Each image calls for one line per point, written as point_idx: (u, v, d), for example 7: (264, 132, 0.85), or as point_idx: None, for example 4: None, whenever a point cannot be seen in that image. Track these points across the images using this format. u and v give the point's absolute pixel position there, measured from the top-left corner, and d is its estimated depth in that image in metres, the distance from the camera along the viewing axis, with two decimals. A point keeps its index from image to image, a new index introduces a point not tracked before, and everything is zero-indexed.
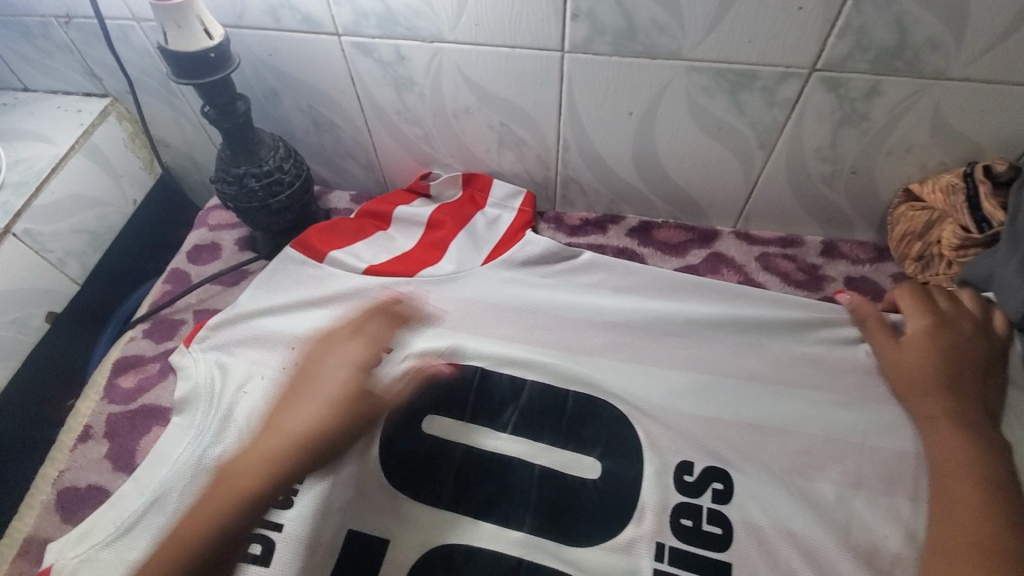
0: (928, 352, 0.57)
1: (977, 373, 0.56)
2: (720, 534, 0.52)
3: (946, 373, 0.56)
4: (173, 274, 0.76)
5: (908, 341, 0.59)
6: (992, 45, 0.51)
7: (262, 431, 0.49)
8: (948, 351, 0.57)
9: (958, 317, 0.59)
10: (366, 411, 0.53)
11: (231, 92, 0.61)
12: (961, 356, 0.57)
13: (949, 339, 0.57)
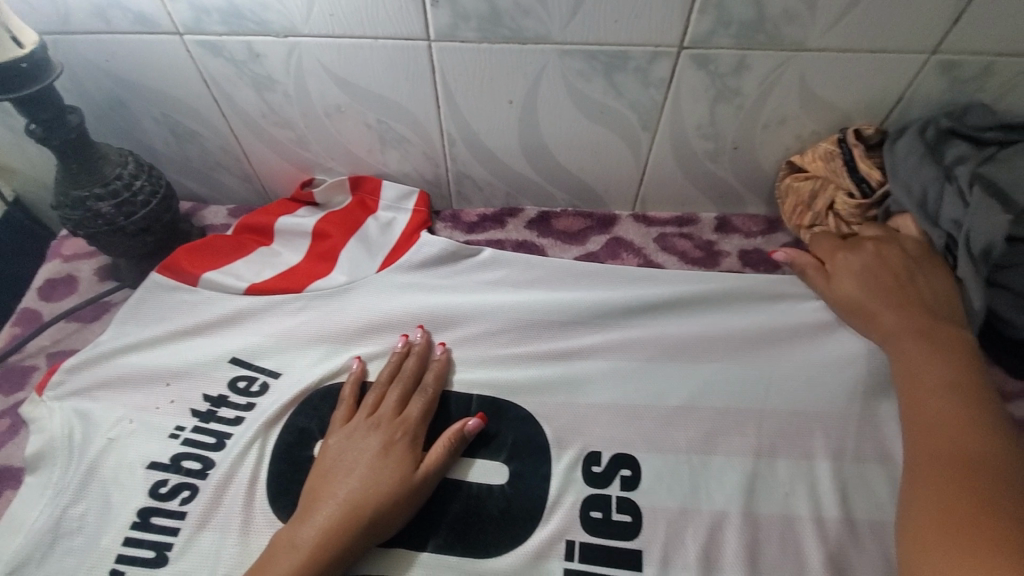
0: (864, 277, 0.59)
1: (918, 282, 0.57)
2: (630, 522, 0.51)
3: (885, 293, 0.58)
4: (23, 314, 0.68)
5: (841, 269, 0.61)
6: (842, 15, 0.52)
7: (276, 548, 0.47)
8: (881, 268, 0.59)
9: (881, 236, 0.61)
10: (392, 498, 0.50)
11: (57, 104, 0.55)
12: (898, 271, 0.58)
13: (869, 258, 0.60)
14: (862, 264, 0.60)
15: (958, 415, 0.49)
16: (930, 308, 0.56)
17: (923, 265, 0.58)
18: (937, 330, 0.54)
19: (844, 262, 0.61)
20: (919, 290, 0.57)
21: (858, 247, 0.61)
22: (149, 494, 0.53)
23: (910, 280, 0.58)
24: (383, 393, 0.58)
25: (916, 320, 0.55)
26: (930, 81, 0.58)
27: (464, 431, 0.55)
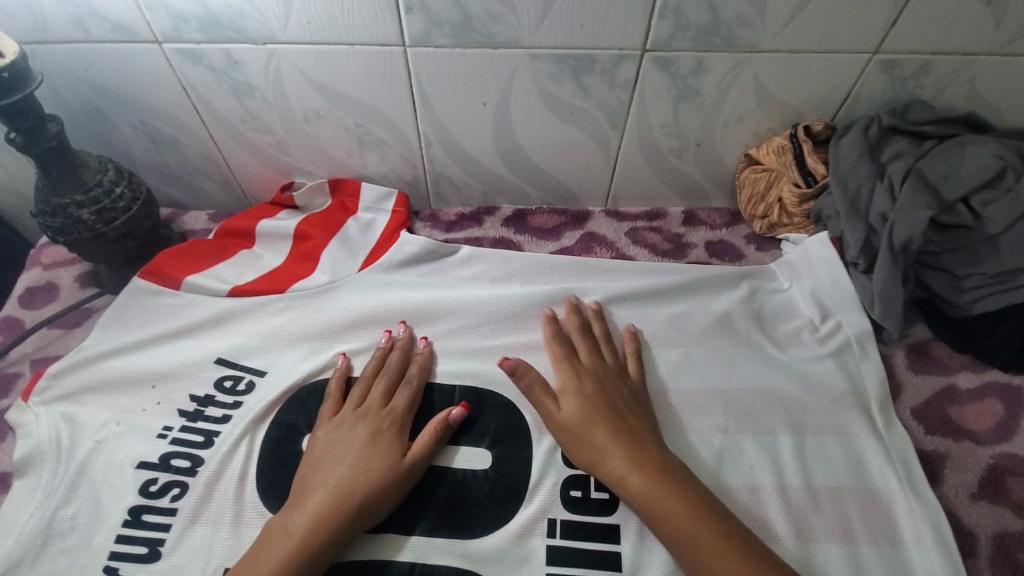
0: (591, 408, 0.55)
1: (631, 400, 0.57)
2: (608, 499, 0.54)
3: (615, 426, 0.54)
4: (3, 322, 0.67)
5: (571, 412, 0.56)
6: (790, 19, 0.56)
7: (267, 533, 0.49)
8: (600, 402, 0.56)
9: (592, 373, 0.59)
10: (379, 485, 0.52)
11: (38, 113, 0.55)
12: (614, 396, 0.57)
13: (596, 392, 0.57)
14: (598, 396, 0.56)
15: (683, 492, 0.49)
16: (646, 425, 0.55)
17: (623, 392, 0.57)
18: (647, 432, 0.54)
19: (567, 402, 0.57)
20: (637, 414, 0.56)
21: (586, 375, 0.59)
22: (139, 493, 0.54)
23: (628, 407, 0.56)
24: (369, 386, 0.60)
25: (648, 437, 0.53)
26: (873, 79, 0.63)
27: (449, 419, 0.57)
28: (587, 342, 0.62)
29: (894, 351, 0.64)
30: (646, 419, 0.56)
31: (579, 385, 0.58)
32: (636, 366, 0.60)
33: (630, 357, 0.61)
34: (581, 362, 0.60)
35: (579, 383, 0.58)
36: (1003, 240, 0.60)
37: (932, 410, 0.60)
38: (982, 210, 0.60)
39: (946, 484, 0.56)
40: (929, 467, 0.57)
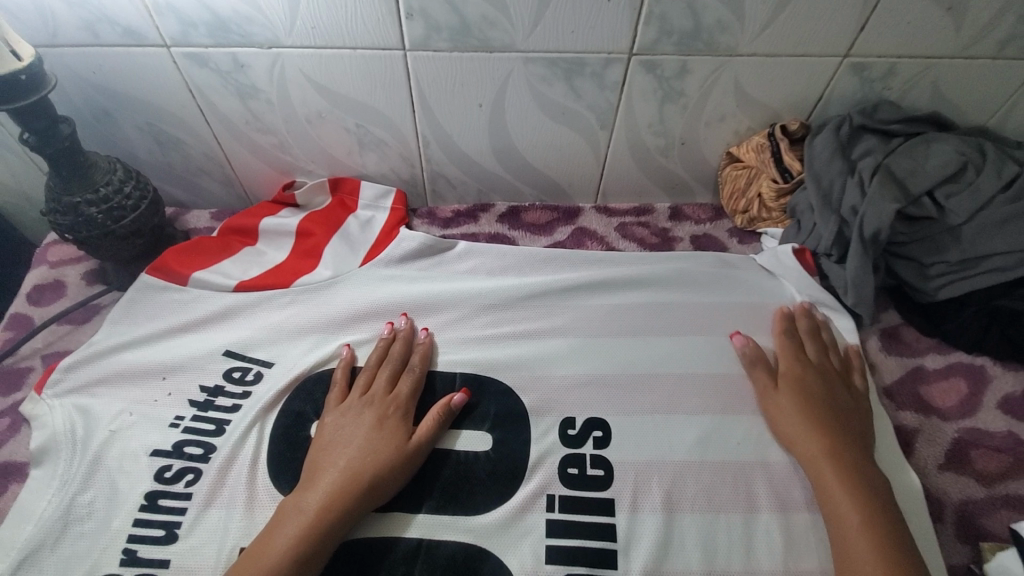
0: (810, 405, 0.59)
1: (853, 411, 0.60)
2: (603, 475, 0.58)
3: (812, 427, 0.58)
4: (12, 319, 0.69)
5: (783, 406, 0.60)
6: (766, 24, 0.60)
7: (281, 511, 0.52)
8: (829, 402, 0.60)
9: (833, 370, 0.63)
10: (389, 467, 0.55)
11: (51, 114, 0.57)
12: (830, 397, 0.60)
13: (823, 390, 0.61)
14: (820, 394, 0.60)
15: (871, 506, 0.52)
16: (850, 431, 0.58)
17: (839, 398, 0.60)
18: (855, 440, 0.57)
19: (786, 392, 0.61)
20: (852, 420, 0.59)
21: (795, 373, 0.62)
22: (154, 479, 0.56)
23: (847, 411, 0.60)
24: (372, 374, 0.63)
25: (838, 443, 0.57)
26: (844, 81, 0.67)
27: (451, 405, 0.60)
28: (817, 342, 0.64)
29: (867, 336, 0.69)
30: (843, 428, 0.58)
31: (801, 378, 0.62)
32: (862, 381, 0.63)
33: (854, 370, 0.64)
34: (810, 358, 0.63)
35: (795, 375, 0.62)
36: (964, 231, 0.65)
37: (901, 390, 0.64)
38: (946, 202, 0.65)
39: (916, 457, 0.60)
40: (900, 442, 0.61)
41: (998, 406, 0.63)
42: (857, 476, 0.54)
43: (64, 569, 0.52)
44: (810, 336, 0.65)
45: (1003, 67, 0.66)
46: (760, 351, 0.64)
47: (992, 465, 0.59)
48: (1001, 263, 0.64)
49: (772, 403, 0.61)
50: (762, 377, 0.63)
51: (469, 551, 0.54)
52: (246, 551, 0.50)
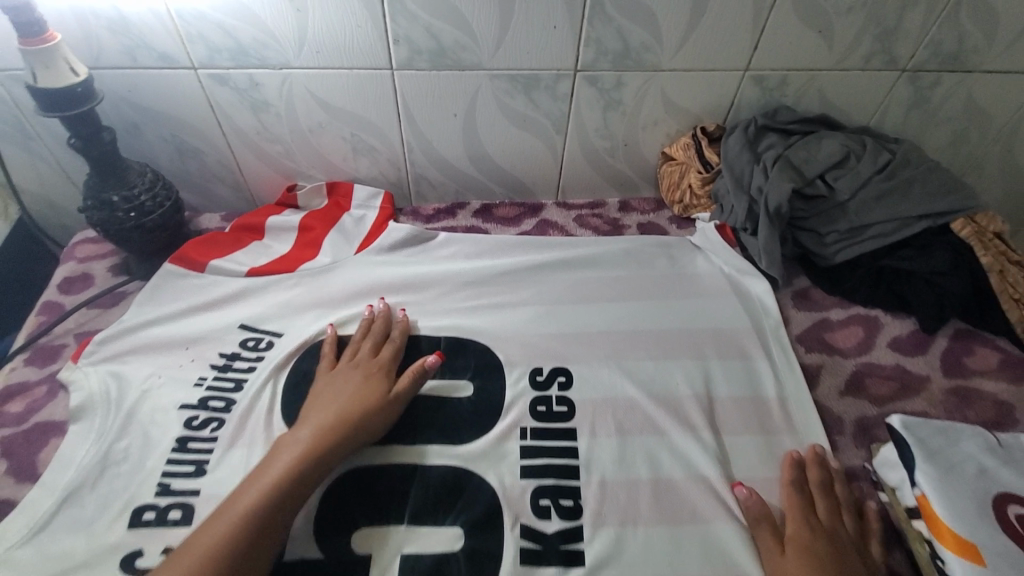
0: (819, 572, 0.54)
1: None
2: (567, 410, 0.68)
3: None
4: (45, 305, 0.78)
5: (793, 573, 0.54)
6: (681, 46, 0.76)
7: (278, 444, 0.60)
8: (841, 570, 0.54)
9: (846, 534, 0.58)
10: (373, 410, 0.64)
11: (97, 123, 0.69)
12: (842, 566, 0.55)
13: (835, 555, 0.55)
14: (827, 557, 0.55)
15: None
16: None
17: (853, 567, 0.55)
18: None
19: (793, 555, 0.56)
20: None
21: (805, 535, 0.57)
22: (183, 426, 0.65)
23: None
24: (358, 343, 0.72)
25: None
26: (748, 91, 0.83)
27: (426, 367, 0.69)
28: (830, 500, 0.60)
29: (784, 296, 0.82)
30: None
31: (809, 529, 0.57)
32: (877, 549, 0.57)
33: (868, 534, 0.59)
34: (821, 519, 0.59)
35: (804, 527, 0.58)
36: (850, 205, 0.80)
37: (811, 335, 0.78)
38: (835, 183, 0.80)
39: (826, 387, 0.72)
40: (812, 376, 0.73)
41: (888, 346, 0.76)
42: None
43: (103, 504, 0.59)
44: (821, 494, 0.60)
45: (871, 77, 0.83)
46: (765, 506, 0.60)
47: (884, 390, 0.72)
48: (881, 230, 0.79)
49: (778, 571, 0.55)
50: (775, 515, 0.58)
51: (456, 471, 0.63)
52: (248, 477, 0.57)
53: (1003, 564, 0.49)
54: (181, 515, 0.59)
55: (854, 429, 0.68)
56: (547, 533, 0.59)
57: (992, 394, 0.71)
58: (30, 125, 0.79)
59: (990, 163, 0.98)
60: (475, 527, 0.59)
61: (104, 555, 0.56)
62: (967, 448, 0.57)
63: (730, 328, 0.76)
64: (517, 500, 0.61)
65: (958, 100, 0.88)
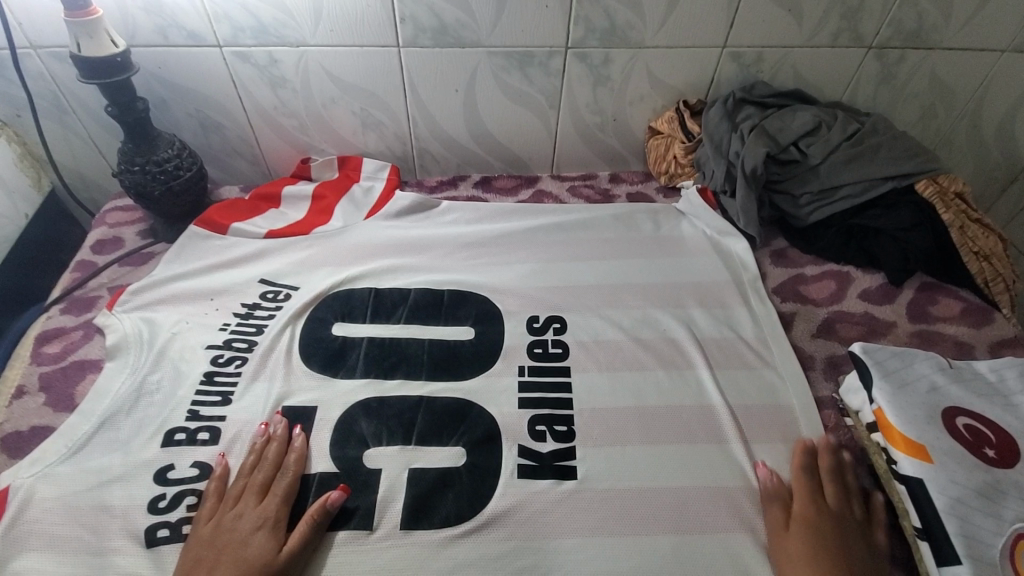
0: (815, 541, 0.56)
1: (867, 566, 0.55)
2: (562, 350, 0.74)
3: (821, 563, 0.54)
4: (80, 263, 0.86)
5: (794, 546, 0.56)
6: (662, 24, 0.84)
7: None
8: (838, 545, 0.56)
9: (852, 517, 0.59)
10: None
11: (132, 93, 0.76)
12: (842, 545, 0.56)
13: (834, 532, 0.57)
14: (833, 527, 0.57)
15: None
16: (861, 565, 0.55)
17: (852, 538, 0.57)
18: None
19: (797, 532, 0.57)
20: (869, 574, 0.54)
21: (838, 484, 0.61)
22: (210, 363, 0.71)
23: (861, 563, 0.55)
24: (246, 480, 0.61)
25: (842, 572, 0.53)
26: (726, 67, 0.91)
27: (326, 505, 0.59)
28: (838, 484, 0.61)
29: (762, 255, 0.89)
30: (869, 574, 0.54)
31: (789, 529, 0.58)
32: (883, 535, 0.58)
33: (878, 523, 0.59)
34: (825, 499, 0.60)
35: (807, 522, 0.57)
36: (822, 168, 0.86)
37: (786, 288, 0.84)
38: (807, 149, 0.87)
39: (799, 331, 0.79)
40: (787, 321, 0.80)
41: (858, 296, 0.82)
42: None
43: (139, 426, 0.65)
44: (838, 483, 0.61)
45: (840, 54, 0.91)
46: (775, 486, 0.61)
47: (852, 332, 0.78)
48: (851, 191, 0.85)
49: (775, 551, 0.57)
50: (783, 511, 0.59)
51: (460, 402, 0.69)
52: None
53: (947, 461, 0.57)
54: (210, 436, 0.65)
55: (824, 365, 0.74)
56: (542, 452, 0.65)
57: (953, 337, 0.77)
58: (67, 101, 0.87)
59: (957, 139, 1.05)
60: (477, 446, 0.65)
61: (140, 469, 0.62)
62: (921, 369, 0.65)
63: (712, 279, 0.83)
64: (515, 428, 0.67)
65: (923, 76, 0.95)
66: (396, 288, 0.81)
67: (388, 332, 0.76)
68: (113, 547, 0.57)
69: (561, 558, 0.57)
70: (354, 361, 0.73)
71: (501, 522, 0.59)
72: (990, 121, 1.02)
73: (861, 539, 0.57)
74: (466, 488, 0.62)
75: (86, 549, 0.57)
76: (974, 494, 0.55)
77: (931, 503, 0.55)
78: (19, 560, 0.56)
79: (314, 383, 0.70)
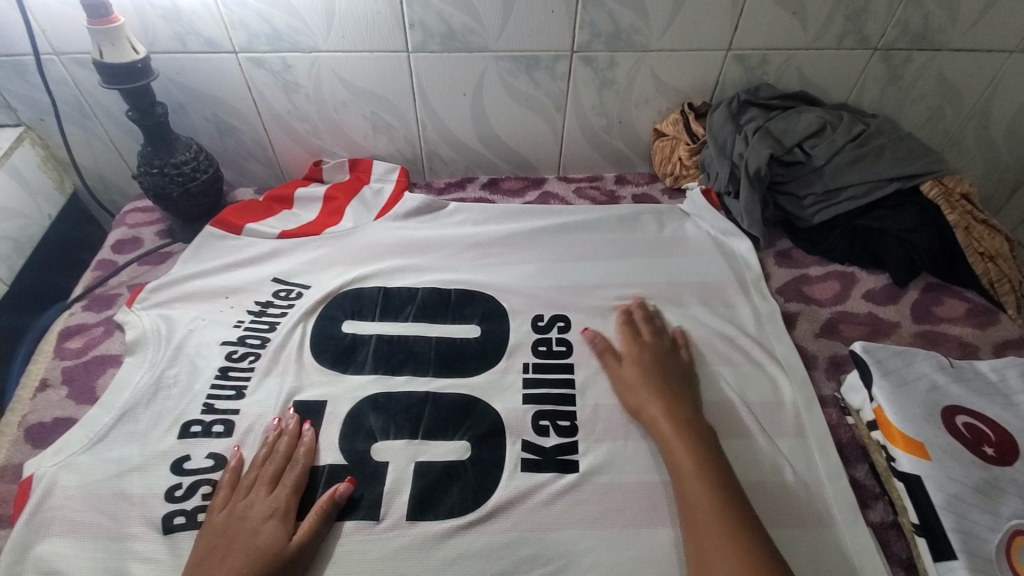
0: (644, 362, 0.70)
1: (681, 378, 0.69)
2: (566, 349, 0.75)
3: (650, 378, 0.68)
4: (101, 262, 0.89)
5: (628, 376, 0.69)
6: (667, 27, 0.85)
7: None
8: (657, 365, 0.70)
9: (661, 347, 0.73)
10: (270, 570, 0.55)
11: (151, 98, 0.79)
12: (667, 369, 0.70)
13: (652, 356, 0.71)
14: (652, 356, 0.71)
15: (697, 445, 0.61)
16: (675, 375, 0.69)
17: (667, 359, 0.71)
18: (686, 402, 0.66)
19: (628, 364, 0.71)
20: (681, 379, 0.69)
21: (656, 332, 0.75)
22: (225, 359, 0.73)
23: (680, 378, 0.69)
24: (257, 472, 0.63)
25: (665, 380, 0.68)
26: (731, 69, 0.92)
27: (335, 496, 0.61)
28: (655, 330, 0.75)
29: (766, 256, 0.90)
30: (681, 378, 0.69)
31: (650, 354, 0.71)
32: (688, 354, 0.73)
33: (681, 347, 0.74)
34: (642, 338, 0.74)
35: (643, 348, 0.72)
36: (826, 170, 0.87)
37: (790, 288, 0.85)
38: (811, 151, 0.87)
39: (802, 330, 0.79)
40: (790, 321, 0.80)
41: (862, 297, 0.83)
42: (674, 405, 0.65)
43: (157, 419, 0.68)
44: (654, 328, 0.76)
45: (845, 56, 0.91)
46: (606, 339, 0.75)
47: (856, 333, 0.79)
48: (855, 192, 0.86)
49: (615, 378, 0.71)
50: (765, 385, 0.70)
51: (466, 398, 0.70)
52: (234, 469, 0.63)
53: (945, 459, 0.57)
54: (224, 428, 0.67)
55: (826, 364, 0.75)
56: (545, 447, 0.66)
57: (957, 337, 0.77)
58: (89, 106, 0.90)
59: (965, 140, 1.05)
60: (481, 440, 0.67)
61: (157, 459, 0.64)
62: (922, 368, 0.65)
63: (714, 278, 0.84)
64: (520, 424, 0.68)
65: (930, 77, 0.95)
66: (403, 287, 0.83)
67: (396, 330, 0.78)
68: (131, 533, 0.59)
69: (563, 548, 0.59)
70: (363, 357, 0.75)
71: (504, 513, 0.61)
72: (998, 122, 1.02)
73: (671, 363, 0.71)
74: (470, 481, 0.64)
75: (105, 534, 0.59)
76: (972, 490, 0.56)
77: (930, 499, 0.56)
78: (41, 545, 0.58)
79: (324, 378, 0.72)
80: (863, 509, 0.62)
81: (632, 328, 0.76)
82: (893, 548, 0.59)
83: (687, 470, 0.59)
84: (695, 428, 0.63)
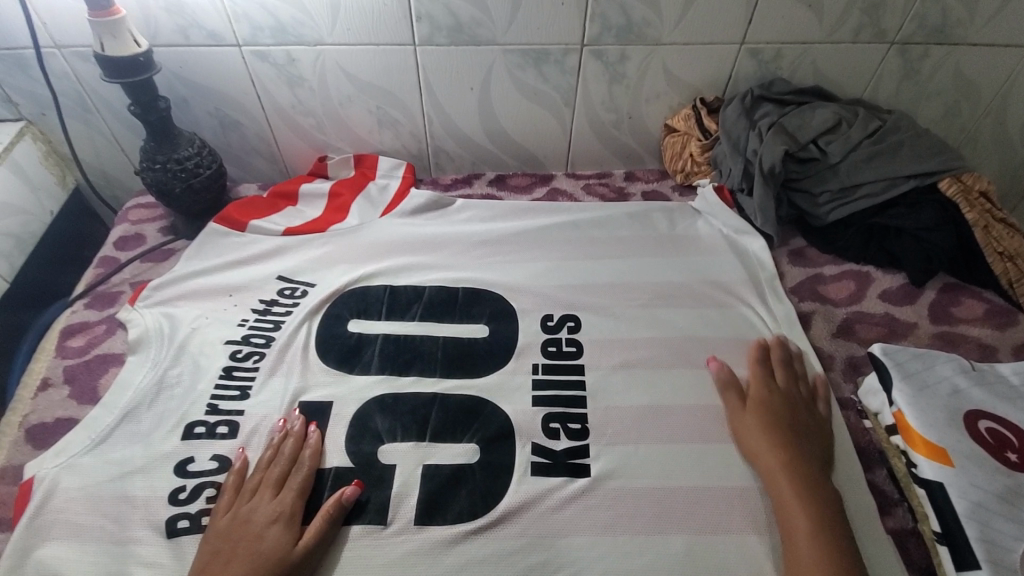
0: (766, 403, 0.65)
1: (810, 428, 0.64)
2: (576, 349, 0.74)
3: (774, 427, 0.63)
4: (103, 259, 0.88)
5: (748, 422, 0.64)
6: (679, 20, 0.83)
7: None
8: (784, 411, 0.65)
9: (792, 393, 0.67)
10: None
11: (153, 92, 0.77)
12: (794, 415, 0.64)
13: (779, 400, 0.66)
14: (782, 402, 0.65)
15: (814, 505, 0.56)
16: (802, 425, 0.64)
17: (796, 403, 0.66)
18: (812, 455, 0.61)
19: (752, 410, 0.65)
20: (805, 426, 0.64)
21: (788, 372, 0.69)
22: (229, 358, 0.72)
23: (809, 429, 0.64)
24: (261, 474, 0.62)
25: (788, 427, 0.63)
26: (744, 63, 0.90)
27: (342, 499, 0.59)
28: (788, 371, 0.69)
29: (779, 255, 0.88)
30: (809, 427, 0.64)
31: (771, 396, 0.66)
32: (824, 407, 0.67)
33: (819, 397, 0.68)
34: (774, 382, 0.68)
35: (768, 391, 0.67)
36: (841, 167, 0.85)
37: (804, 287, 0.83)
38: (826, 147, 0.85)
39: (817, 331, 0.78)
40: (805, 321, 0.79)
41: (878, 297, 0.81)
42: (796, 459, 0.60)
43: (159, 419, 0.66)
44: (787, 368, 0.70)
45: (861, 50, 0.89)
46: (733, 377, 0.69)
47: (872, 334, 0.77)
48: (871, 190, 0.84)
49: (733, 419, 0.66)
50: (799, 390, 0.68)
51: (475, 399, 0.69)
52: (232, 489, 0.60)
53: (967, 465, 0.56)
54: (228, 429, 0.66)
55: (842, 366, 0.73)
56: (555, 451, 0.65)
57: (976, 338, 0.76)
58: (91, 100, 0.89)
59: (982, 136, 1.03)
60: (490, 443, 0.65)
61: (159, 461, 0.63)
62: (942, 371, 0.64)
63: (727, 278, 0.82)
64: (528, 426, 0.67)
65: (947, 72, 0.93)
66: (410, 286, 0.81)
67: (403, 329, 0.76)
68: (134, 537, 0.58)
69: (573, 555, 0.57)
70: (369, 357, 0.73)
71: (514, 518, 0.60)
72: (1016, 117, 1.00)
73: (804, 411, 0.65)
74: (478, 484, 0.62)
75: (107, 538, 0.58)
76: (995, 498, 0.54)
77: (951, 506, 0.54)
78: (42, 549, 0.57)
79: (329, 378, 0.71)
80: (882, 516, 0.60)
81: (762, 367, 0.70)
82: (913, 555, 0.57)
83: (800, 529, 0.55)
84: (813, 484, 0.58)
